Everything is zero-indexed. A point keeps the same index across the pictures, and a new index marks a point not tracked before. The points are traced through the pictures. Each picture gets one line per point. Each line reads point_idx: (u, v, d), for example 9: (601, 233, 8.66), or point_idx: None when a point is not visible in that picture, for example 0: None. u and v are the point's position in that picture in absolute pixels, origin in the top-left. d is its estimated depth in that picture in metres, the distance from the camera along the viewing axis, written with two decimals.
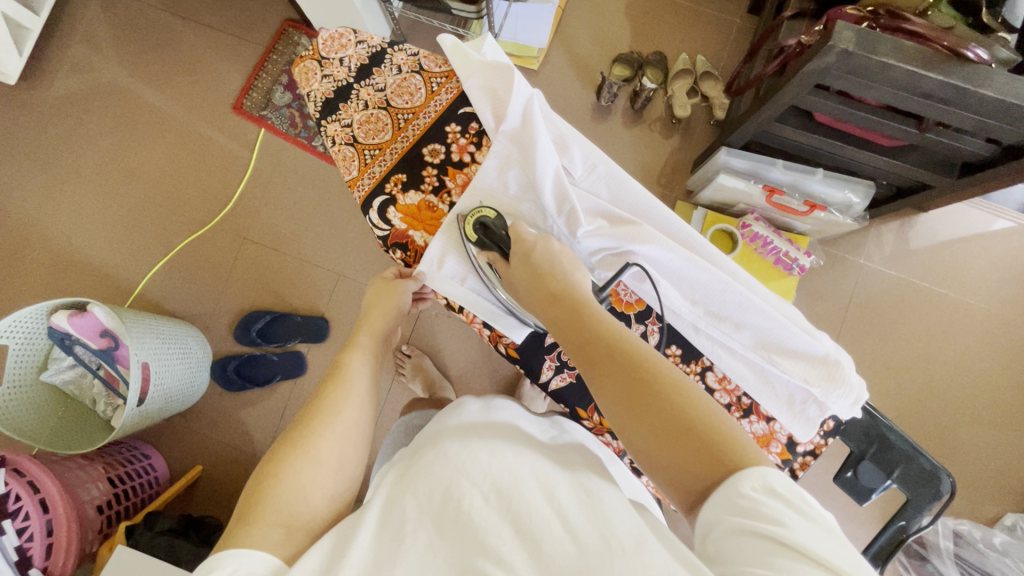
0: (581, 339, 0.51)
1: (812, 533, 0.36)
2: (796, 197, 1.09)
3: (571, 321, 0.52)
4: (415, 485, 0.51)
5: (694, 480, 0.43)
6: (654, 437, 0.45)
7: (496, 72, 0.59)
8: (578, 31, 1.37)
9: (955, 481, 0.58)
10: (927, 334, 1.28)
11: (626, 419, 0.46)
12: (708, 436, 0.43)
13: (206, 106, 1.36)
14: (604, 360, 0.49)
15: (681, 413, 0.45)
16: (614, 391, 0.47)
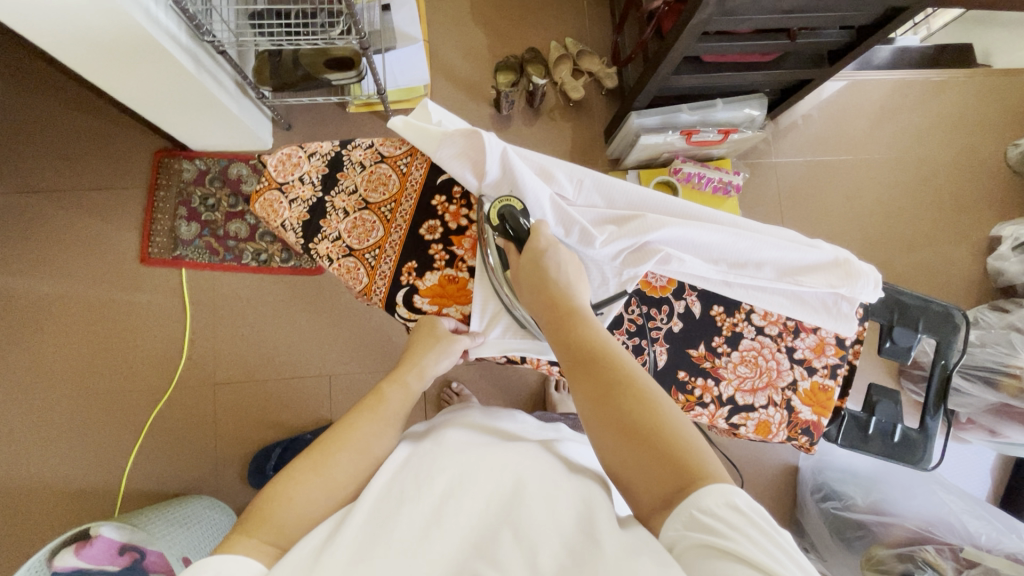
0: (567, 341, 0.54)
1: (764, 548, 0.39)
2: (710, 128, 1.19)
3: (558, 328, 0.55)
4: (412, 474, 0.52)
5: (658, 483, 0.46)
6: (621, 438, 0.48)
7: (465, 138, 0.59)
8: (452, 56, 1.39)
9: (961, 310, 0.70)
10: (846, 197, 1.46)
11: (606, 419, 0.49)
12: (670, 443, 0.47)
13: (110, 271, 1.24)
14: (588, 363, 0.52)
15: (653, 421, 0.48)
16: (593, 395, 0.51)
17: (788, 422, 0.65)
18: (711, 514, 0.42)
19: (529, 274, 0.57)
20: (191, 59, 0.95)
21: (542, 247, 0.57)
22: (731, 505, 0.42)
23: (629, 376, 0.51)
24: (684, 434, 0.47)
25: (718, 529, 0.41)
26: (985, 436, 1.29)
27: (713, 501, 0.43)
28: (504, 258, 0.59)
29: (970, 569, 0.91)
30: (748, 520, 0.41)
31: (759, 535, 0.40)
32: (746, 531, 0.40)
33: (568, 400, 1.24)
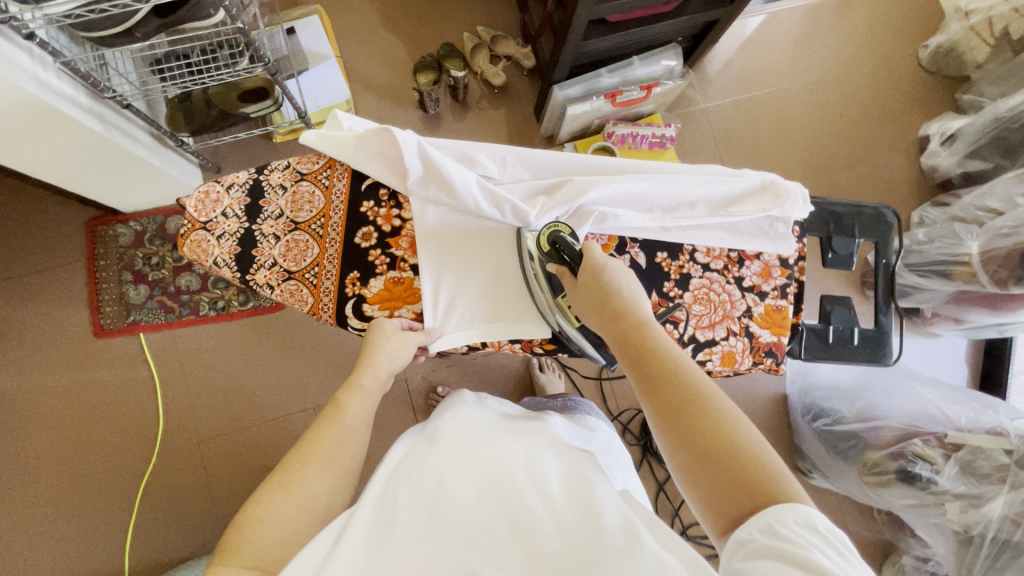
0: (633, 350, 0.53)
1: (842, 566, 0.39)
2: (632, 87, 1.20)
3: (624, 339, 0.53)
4: (405, 478, 0.53)
5: (731, 501, 0.45)
6: (692, 454, 0.48)
7: (376, 138, 0.59)
8: (369, 66, 1.38)
9: (892, 209, 0.73)
10: (779, 128, 1.50)
11: (679, 432, 0.48)
12: (744, 462, 0.46)
13: (66, 352, 1.20)
14: (659, 377, 0.50)
15: (724, 436, 0.47)
16: (664, 411, 0.50)
17: (750, 348, 0.67)
18: (788, 527, 0.42)
19: (587, 292, 0.56)
20: (96, 118, 0.92)
21: (599, 264, 0.57)
22: (810, 524, 0.42)
23: (703, 393, 0.49)
24: (759, 452, 0.47)
25: (794, 540, 0.40)
26: (952, 325, 1.36)
27: (793, 518, 0.42)
28: (558, 284, 0.60)
29: (957, 452, 0.95)
30: (826, 540, 0.41)
31: (836, 555, 0.40)
32: (821, 547, 0.40)
33: (554, 378, 1.27)
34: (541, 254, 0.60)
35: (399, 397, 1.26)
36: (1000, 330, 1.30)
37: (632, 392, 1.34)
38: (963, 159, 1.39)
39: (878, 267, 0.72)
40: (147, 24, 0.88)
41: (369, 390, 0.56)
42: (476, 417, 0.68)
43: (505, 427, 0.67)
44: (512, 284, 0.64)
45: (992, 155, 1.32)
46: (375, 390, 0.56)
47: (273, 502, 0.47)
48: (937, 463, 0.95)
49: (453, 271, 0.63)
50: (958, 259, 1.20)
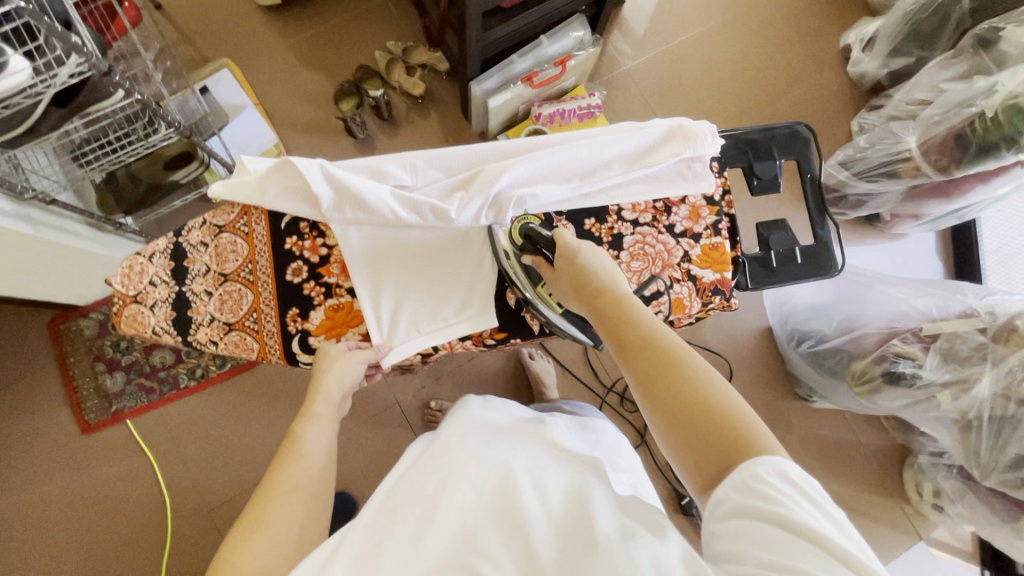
0: (610, 325, 0.53)
1: (817, 519, 0.40)
2: (546, 65, 1.21)
3: (600, 314, 0.54)
4: (409, 490, 0.55)
5: (710, 460, 0.45)
6: (671, 421, 0.47)
7: (280, 172, 0.59)
8: (291, 105, 1.38)
9: (804, 124, 0.74)
10: (703, 71, 1.51)
11: (656, 397, 0.48)
12: (722, 426, 0.46)
13: (56, 457, 1.19)
14: (637, 347, 0.50)
15: (702, 401, 0.47)
16: (643, 377, 0.50)
17: (696, 291, 0.68)
18: (770, 488, 0.42)
19: (565, 276, 0.57)
20: (24, 220, 0.92)
21: (573, 248, 0.58)
22: (784, 476, 0.42)
23: (682, 360, 0.49)
24: (733, 410, 0.46)
25: (769, 496, 0.41)
26: (914, 222, 1.37)
27: (769, 472, 0.42)
28: (537, 275, 0.62)
29: (935, 342, 0.96)
30: (802, 492, 0.41)
31: (811, 507, 0.40)
32: (796, 500, 0.41)
33: (545, 364, 1.28)
34: (515, 248, 0.63)
35: (395, 420, 1.26)
36: (959, 214, 1.32)
37: (621, 360, 1.35)
38: (886, 60, 1.40)
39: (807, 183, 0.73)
40: (49, 117, 0.88)
41: (323, 415, 0.57)
42: (482, 424, 0.69)
43: (507, 431, 0.67)
44: (482, 288, 0.65)
45: (912, 49, 1.34)
46: (332, 415, 0.58)
47: (247, 544, 0.46)
48: (918, 357, 0.96)
49: (390, 287, 0.63)
50: (901, 156, 1.21)
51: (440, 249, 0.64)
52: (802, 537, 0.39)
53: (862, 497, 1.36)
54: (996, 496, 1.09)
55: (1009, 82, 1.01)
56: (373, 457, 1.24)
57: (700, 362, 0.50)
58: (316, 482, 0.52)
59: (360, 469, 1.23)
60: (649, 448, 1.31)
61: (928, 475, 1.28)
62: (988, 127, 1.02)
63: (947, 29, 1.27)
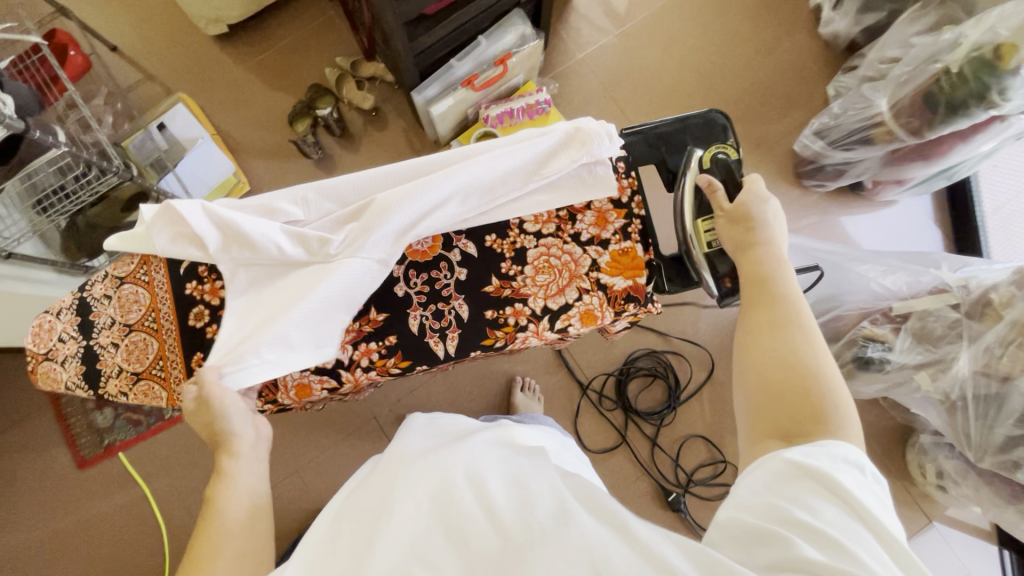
0: (755, 280, 0.60)
1: (860, 490, 0.43)
2: (487, 66, 1.18)
3: (745, 262, 0.61)
4: (347, 514, 0.54)
5: (786, 412, 0.51)
6: (759, 371, 0.54)
7: (169, 215, 0.60)
8: (250, 132, 1.39)
9: (720, 111, 0.70)
10: (665, 50, 1.45)
11: (769, 348, 0.55)
12: (809, 395, 0.51)
13: (57, 492, 1.25)
14: (772, 304, 0.58)
15: (807, 371, 0.52)
16: (768, 327, 0.56)
17: (608, 300, 0.65)
18: (826, 457, 0.46)
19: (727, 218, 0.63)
20: None
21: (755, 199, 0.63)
22: (836, 456, 0.46)
23: (804, 333, 0.55)
24: (833, 393, 0.51)
25: (824, 463, 0.45)
26: (898, 189, 1.28)
27: (832, 449, 0.47)
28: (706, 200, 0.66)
29: (906, 322, 0.90)
30: (848, 467, 0.45)
31: (864, 481, 0.44)
32: (847, 471, 0.45)
33: (530, 401, 1.25)
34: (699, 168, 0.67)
35: (372, 435, 1.27)
36: (948, 175, 1.21)
37: (596, 358, 1.31)
38: (858, 17, 1.32)
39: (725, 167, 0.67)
40: None
41: (236, 470, 0.58)
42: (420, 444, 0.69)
43: (452, 441, 0.66)
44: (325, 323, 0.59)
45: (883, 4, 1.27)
46: (249, 467, 0.58)
47: None
48: (888, 340, 0.91)
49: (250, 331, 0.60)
50: (873, 121, 1.13)
51: (299, 284, 0.60)
52: (851, 500, 0.42)
53: None
54: (999, 478, 1.02)
55: (973, 31, 0.93)
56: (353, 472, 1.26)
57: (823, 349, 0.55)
58: (242, 535, 0.52)
59: (342, 485, 1.25)
60: (631, 445, 1.28)
61: (930, 456, 1.21)
62: (954, 83, 0.94)
63: None
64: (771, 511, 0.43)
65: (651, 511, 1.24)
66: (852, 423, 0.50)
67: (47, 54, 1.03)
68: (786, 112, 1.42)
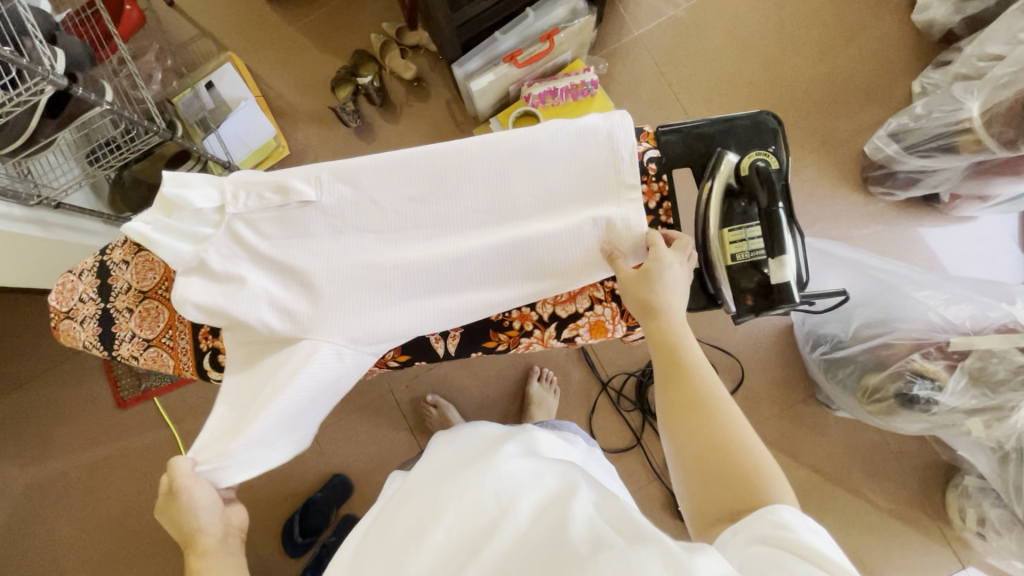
0: (663, 352, 0.55)
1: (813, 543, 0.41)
2: (533, 42, 1.12)
3: (650, 331, 0.56)
4: (389, 536, 0.60)
5: (713, 500, 0.47)
6: (692, 457, 0.49)
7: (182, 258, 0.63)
8: (293, 95, 1.39)
9: (771, 113, 0.62)
10: (731, 31, 1.33)
11: (683, 423, 0.51)
12: (743, 471, 0.48)
13: (99, 428, 1.34)
14: (679, 376, 0.53)
15: (722, 443, 0.49)
16: (680, 403, 0.52)
17: (619, 313, 0.66)
18: (795, 525, 0.42)
19: (634, 286, 0.58)
20: (35, 225, 1.01)
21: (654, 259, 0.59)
22: (780, 516, 0.43)
23: (719, 400, 0.52)
24: (750, 456, 0.48)
25: (778, 532, 0.42)
26: (980, 205, 1.15)
27: (776, 515, 0.43)
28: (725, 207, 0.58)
29: (964, 361, 0.80)
30: (793, 522, 0.42)
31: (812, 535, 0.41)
32: (799, 530, 0.42)
33: (545, 394, 1.23)
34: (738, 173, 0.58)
35: (388, 408, 1.29)
36: None
37: (619, 357, 1.27)
38: (960, 4, 1.16)
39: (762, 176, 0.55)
40: (45, 129, 0.94)
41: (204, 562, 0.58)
42: (450, 459, 0.73)
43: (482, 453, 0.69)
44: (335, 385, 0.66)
45: None
46: (219, 555, 0.59)
47: None
48: (940, 378, 0.81)
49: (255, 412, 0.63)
50: (958, 128, 1.00)
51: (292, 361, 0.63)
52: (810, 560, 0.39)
53: (894, 517, 1.21)
54: None
55: None
56: (367, 442, 1.28)
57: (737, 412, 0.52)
58: None
59: (355, 453, 1.28)
60: (646, 449, 1.24)
61: (974, 500, 1.11)
62: None
63: None
64: None
65: (659, 518, 1.20)
66: (780, 481, 0.47)
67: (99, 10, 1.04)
68: (860, 109, 1.28)
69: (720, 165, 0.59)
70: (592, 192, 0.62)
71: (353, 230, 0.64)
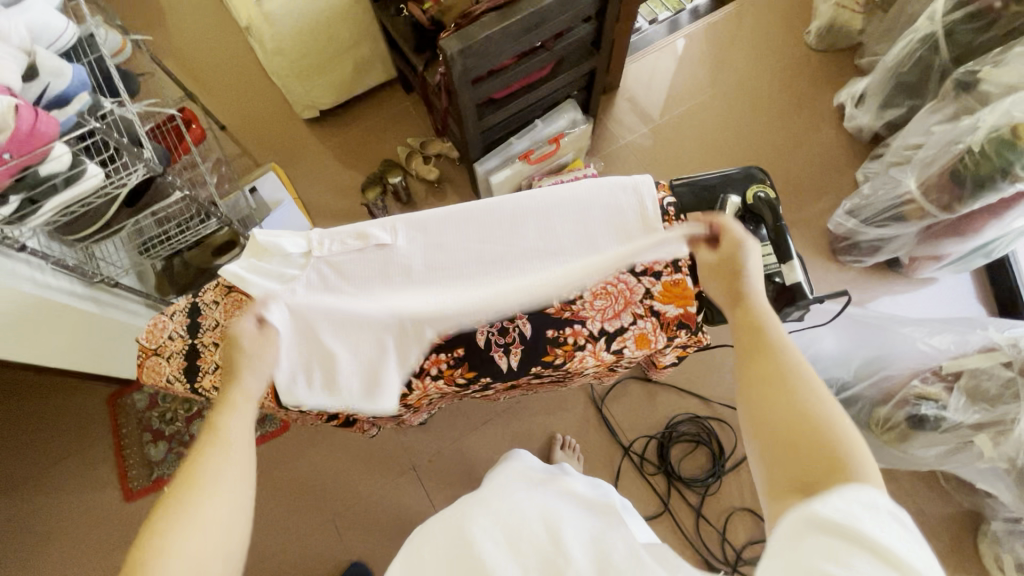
0: (746, 332, 0.59)
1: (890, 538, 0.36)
2: (542, 144, 1.34)
3: (736, 311, 0.61)
4: (426, 545, 0.59)
5: (790, 468, 0.48)
6: (766, 421, 0.52)
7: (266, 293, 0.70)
8: (325, 197, 1.57)
9: (761, 170, 0.79)
10: (701, 139, 1.60)
11: (761, 394, 0.53)
12: (816, 437, 0.48)
13: (98, 525, 1.26)
14: (763, 350, 0.56)
15: (802, 411, 0.50)
16: (761, 374, 0.55)
17: (660, 325, 0.71)
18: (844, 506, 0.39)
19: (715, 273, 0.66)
20: (93, 301, 1.08)
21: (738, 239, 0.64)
22: (853, 499, 0.39)
23: (803, 374, 0.53)
24: (837, 429, 0.48)
25: (847, 507, 0.39)
26: (936, 265, 1.32)
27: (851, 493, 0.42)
28: None
29: (959, 381, 0.89)
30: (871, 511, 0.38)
31: (892, 527, 0.37)
32: (871, 519, 0.37)
33: (570, 461, 1.24)
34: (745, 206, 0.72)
35: (410, 485, 1.27)
36: (985, 253, 1.25)
37: (638, 420, 1.31)
38: (879, 112, 1.45)
39: (768, 210, 0.71)
40: (120, 216, 1.04)
41: (241, 404, 0.62)
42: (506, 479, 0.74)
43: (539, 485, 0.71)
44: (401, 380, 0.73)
45: (903, 99, 1.39)
46: (247, 390, 0.63)
47: (170, 529, 0.49)
48: (942, 399, 0.89)
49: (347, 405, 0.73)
50: (903, 199, 1.20)
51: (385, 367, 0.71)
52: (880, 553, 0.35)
53: None
54: None
55: (990, 116, 1.02)
56: (389, 522, 1.24)
57: (825, 391, 0.52)
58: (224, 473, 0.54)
59: (376, 537, 1.23)
60: (675, 515, 1.23)
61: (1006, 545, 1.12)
62: (978, 160, 1.02)
63: (933, 76, 1.31)
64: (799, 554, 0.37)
65: None
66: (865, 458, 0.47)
67: (179, 123, 1.25)
68: (818, 195, 1.51)
69: (726, 207, 0.73)
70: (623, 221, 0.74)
71: (424, 267, 0.74)
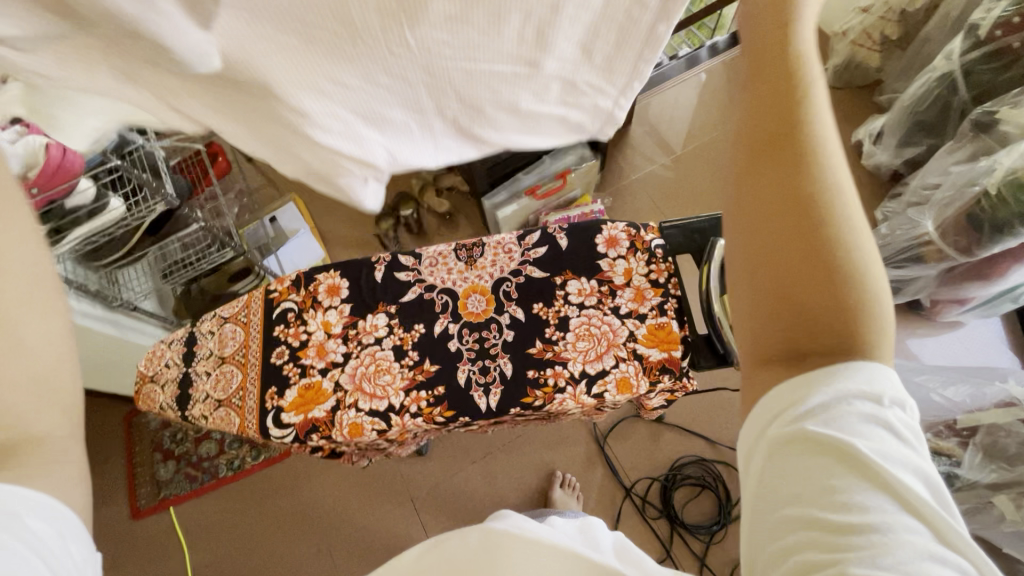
0: (781, 101, 0.42)
1: (888, 449, 0.35)
2: (550, 179, 1.35)
3: (767, 71, 0.43)
4: None
5: (771, 295, 0.40)
6: (757, 225, 0.41)
7: None
8: (341, 226, 1.62)
9: None
10: (713, 174, 1.59)
11: (767, 192, 0.41)
12: (819, 256, 0.39)
13: (106, 540, 1.30)
14: (791, 140, 0.41)
15: (812, 225, 0.40)
16: (776, 170, 0.41)
17: (643, 369, 0.70)
18: (820, 396, 0.37)
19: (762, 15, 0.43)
20: (111, 324, 1.12)
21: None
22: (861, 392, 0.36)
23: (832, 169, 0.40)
24: (850, 245, 0.39)
25: (838, 413, 0.36)
26: (959, 309, 1.26)
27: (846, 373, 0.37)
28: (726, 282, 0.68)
29: (975, 437, 0.84)
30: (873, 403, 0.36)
31: (887, 439, 0.35)
32: (871, 428, 0.36)
33: (568, 499, 1.20)
34: None
35: (407, 516, 1.26)
36: (1013, 298, 1.19)
37: (641, 460, 1.27)
38: (897, 150, 1.41)
39: None
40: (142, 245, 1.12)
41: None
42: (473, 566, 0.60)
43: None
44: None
45: (921, 138, 1.35)
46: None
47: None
48: (958, 455, 0.86)
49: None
50: (921, 241, 1.15)
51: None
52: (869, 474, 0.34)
53: None
54: None
55: (1006, 158, 0.98)
56: (384, 553, 1.23)
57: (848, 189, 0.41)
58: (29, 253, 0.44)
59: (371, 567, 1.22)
60: (677, 562, 1.18)
61: None
62: (994, 204, 0.98)
63: (952, 117, 1.27)
64: (800, 484, 0.36)
65: None
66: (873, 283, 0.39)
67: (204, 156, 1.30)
68: None
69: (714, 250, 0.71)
70: (612, 6, 0.46)
71: None
